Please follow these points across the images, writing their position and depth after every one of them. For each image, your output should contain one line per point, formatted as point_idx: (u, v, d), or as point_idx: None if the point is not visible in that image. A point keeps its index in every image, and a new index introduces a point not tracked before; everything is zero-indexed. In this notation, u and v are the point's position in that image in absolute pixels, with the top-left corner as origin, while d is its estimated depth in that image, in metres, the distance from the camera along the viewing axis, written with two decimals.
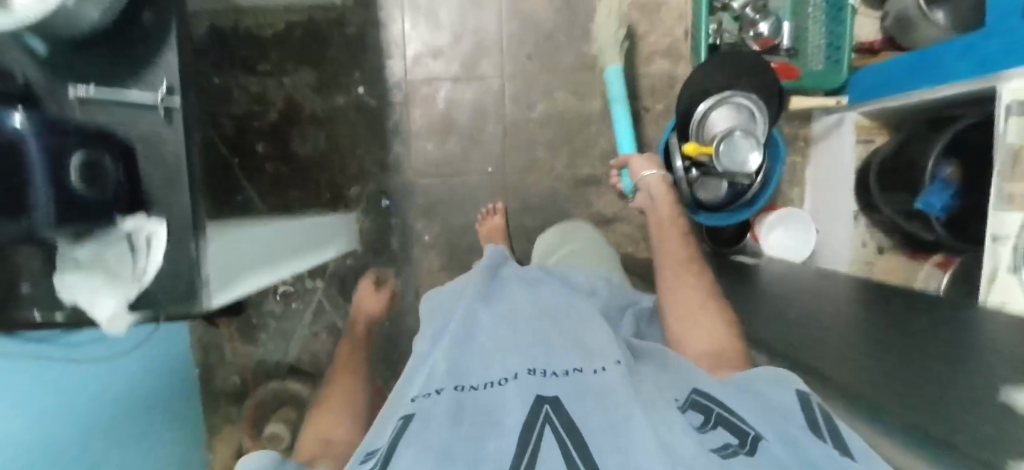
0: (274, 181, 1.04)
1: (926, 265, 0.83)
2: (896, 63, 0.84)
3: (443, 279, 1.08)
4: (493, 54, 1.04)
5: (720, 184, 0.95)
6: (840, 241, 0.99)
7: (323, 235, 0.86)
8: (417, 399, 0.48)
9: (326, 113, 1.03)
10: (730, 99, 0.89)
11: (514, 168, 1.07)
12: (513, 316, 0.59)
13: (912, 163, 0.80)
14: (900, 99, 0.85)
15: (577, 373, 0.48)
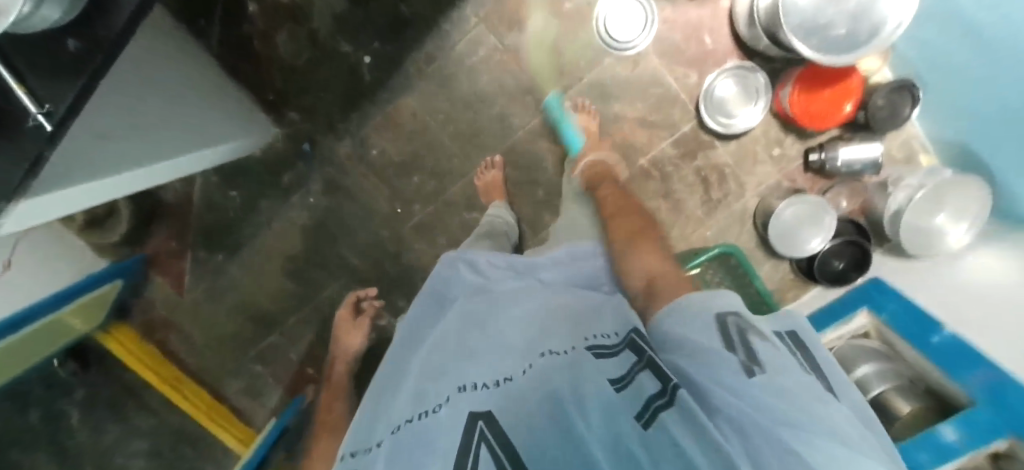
0: (237, 42, 0.98)
1: None
2: None
3: (293, 235, 1.11)
4: (486, 145, 1.01)
5: None
6: None
7: (204, 155, 0.83)
8: (356, 453, 0.41)
9: (325, 42, 0.97)
10: None
11: (417, 229, 1.08)
12: (449, 323, 0.53)
13: None
14: None
15: (503, 380, 0.39)
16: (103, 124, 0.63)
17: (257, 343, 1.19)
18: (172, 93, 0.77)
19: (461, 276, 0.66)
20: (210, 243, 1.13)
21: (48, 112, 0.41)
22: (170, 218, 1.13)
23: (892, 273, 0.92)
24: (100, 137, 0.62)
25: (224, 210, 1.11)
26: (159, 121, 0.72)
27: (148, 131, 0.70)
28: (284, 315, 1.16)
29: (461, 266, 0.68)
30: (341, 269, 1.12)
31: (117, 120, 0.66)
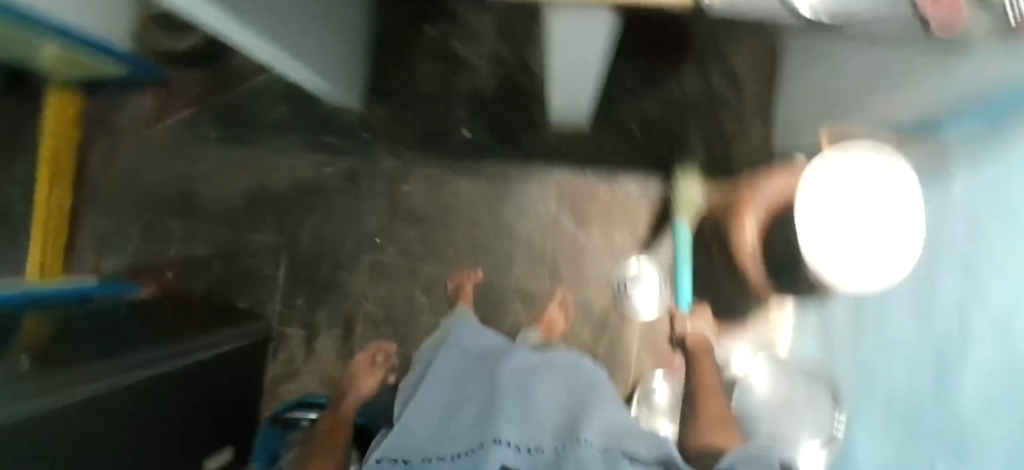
0: (398, 36, 1.09)
1: None
2: None
3: (287, 177, 1.13)
4: (477, 262, 1.09)
5: None
6: None
7: (295, 68, 0.86)
8: (384, 460, 0.57)
9: (451, 96, 1.07)
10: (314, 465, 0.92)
11: (371, 262, 1.11)
12: (470, 377, 0.66)
13: None
14: None
15: (534, 451, 0.53)
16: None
17: (168, 212, 1.16)
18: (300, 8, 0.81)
19: (477, 332, 0.77)
20: (224, 119, 1.14)
21: None
22: (208, 72, 1.12)
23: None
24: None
25: (260, 110, 1.13)
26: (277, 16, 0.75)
27: (275, 20, 0.74)
28: (208, 216, 1.14)
29: (470, 328, 0.79)
30: (292, 234, 1.13)
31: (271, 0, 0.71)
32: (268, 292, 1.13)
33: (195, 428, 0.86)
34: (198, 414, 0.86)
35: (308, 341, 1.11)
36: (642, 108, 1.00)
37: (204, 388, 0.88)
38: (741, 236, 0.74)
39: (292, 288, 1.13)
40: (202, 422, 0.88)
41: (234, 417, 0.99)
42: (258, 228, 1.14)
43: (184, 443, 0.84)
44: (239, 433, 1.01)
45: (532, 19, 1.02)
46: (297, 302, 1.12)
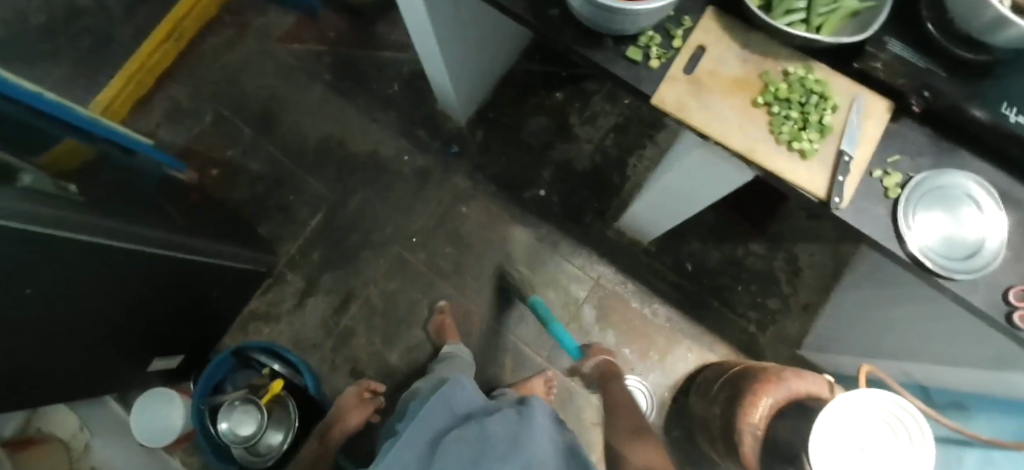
0: (529, 84, 1.16)
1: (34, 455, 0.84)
2: None
3: (366, 143, 1.15)
4: (490, 307, 1.09)
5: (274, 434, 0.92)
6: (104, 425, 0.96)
7: (435, 57, 0.92)
8: None
9: (547, 155, 1.12)
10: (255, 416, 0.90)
11: (396, 256, 1.11)
12: (461, 439, 0.60)
13: None
14: None
15: None
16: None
17: (242, 116, 1.17)
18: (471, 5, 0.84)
19: (466, 395, 0.70)
20: (342, 68, 1.19)
21: None
22: (355, 29, 1.21)
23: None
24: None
25: (377, 79, 1.18)
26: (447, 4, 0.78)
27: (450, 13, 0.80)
28: (276, 139, 1.16)
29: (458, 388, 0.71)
30: (342, 194, 1.14)
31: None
32: (291, 233, 1.12)
33: (153, 324, 0.84)
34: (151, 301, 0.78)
35: (302, 295, 1.10)
36: (703, 253, 1.05)
37: (177, 292, 0.86)
38: (750, 409, 0.75)
39: (313, 241, 1.12)
40: (161, 323, 0.86)
41: (194, 332, 0.97)
42: (313, 173, 1.15)
43: (138, 332, 0.82)
44: (194, 347, 1.00)
45: (645, 134, 1.12)
46: (311, 256, 1.11)
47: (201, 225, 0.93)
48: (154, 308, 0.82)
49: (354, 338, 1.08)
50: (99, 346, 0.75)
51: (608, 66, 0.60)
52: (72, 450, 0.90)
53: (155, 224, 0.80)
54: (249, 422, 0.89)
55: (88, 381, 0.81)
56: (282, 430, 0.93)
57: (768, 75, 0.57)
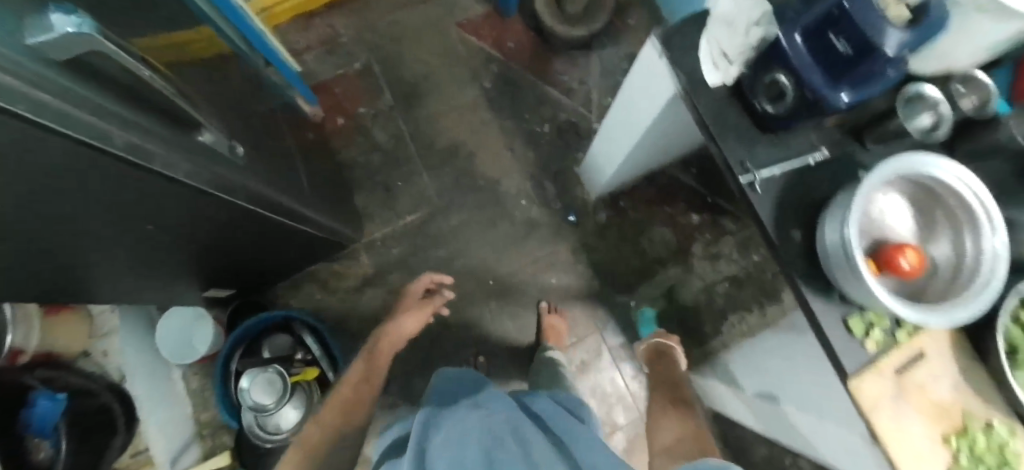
0: (675, 192, 1.10)
1: (69, 328, 0.86)
2: None
3: (493, 167, 1.10)
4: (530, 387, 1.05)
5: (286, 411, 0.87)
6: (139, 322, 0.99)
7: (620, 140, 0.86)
8: None
9: (657, 271, 1.07)
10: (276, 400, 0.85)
11: (469, 291, 1.07)
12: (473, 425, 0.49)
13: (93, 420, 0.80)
14: None
15: None
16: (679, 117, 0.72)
17: (388, 81, 1.11)
18: (681, 124, 0.80)
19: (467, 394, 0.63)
20: (506, 82, 1.12)
21: None
22: (538, 51, 1.12)
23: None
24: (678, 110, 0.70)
25: (535, 111, 1.11)
26: (670, 117, 0.74)
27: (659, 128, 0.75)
28: (412, 120, 1.10)
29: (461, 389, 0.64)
30: (448, 205, 1.09)
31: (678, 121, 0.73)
32: (382, 217, 1.08)
33: (222, 257, 0.82)
34: (234, 231, 0.74)
35: (365, 281, 1.06)
36: (752, 442, 1.03)
37: (263, 241, 0.84)
38: None
39: (399, 235, 1.08)
40: (232, 259, 0.84)
41: (254, 272, 0.94)
42: (429, 171, 1.09)
43: (213, 258, 0.81)
44: (248, 285, 0.98)
45: (757, 297, 1.07)
46: (390, 249, 1.08)
47: (312, 184, 0.89)
48: (236, 247, 0.80)
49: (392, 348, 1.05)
50: (175, 258, 0.75)
51: (823, 322, 0.55)
52: (94, 331, 0.89)
53: (285, 183, 0.78)
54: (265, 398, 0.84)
55: (142, 286, 0.79)
56: (298, 409, 0.88)
57: (973, 419, 0.54)
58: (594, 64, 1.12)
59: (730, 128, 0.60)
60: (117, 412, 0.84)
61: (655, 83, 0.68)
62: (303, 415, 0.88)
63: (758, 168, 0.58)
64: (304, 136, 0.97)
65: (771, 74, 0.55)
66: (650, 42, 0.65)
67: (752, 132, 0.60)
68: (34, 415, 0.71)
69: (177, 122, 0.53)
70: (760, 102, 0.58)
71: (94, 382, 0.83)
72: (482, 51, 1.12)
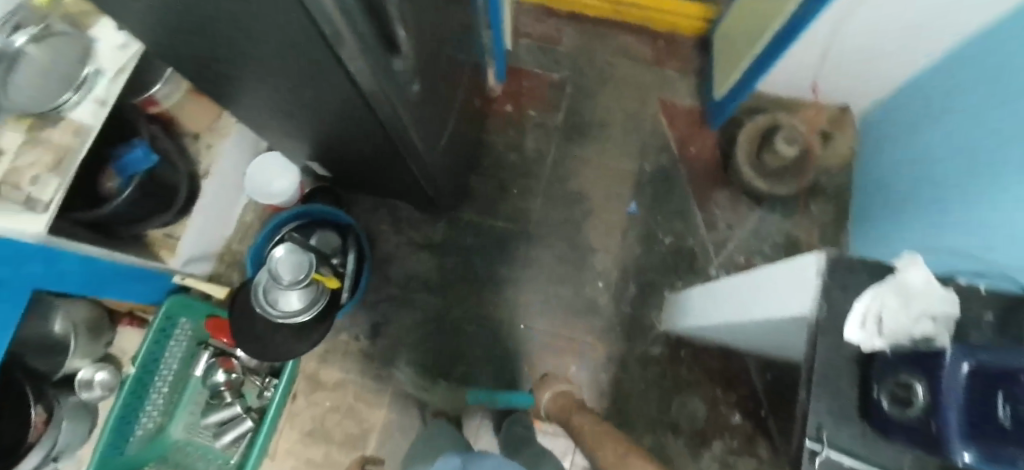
0: (737, 381, 1.01)
1: (204, 109, 0.99)
2: (59, 280, 0.80)
3: (598, 236, 1.07)
4: (482, 437, 1.02)
5: (292, 296, 0.92)
6: (251, 144, 1.09)
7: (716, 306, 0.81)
8: None
9: (666, 434, 0.99)
10: (293, 282, 0.90)
11: (500, 318, 1.06)
12: None
13: (162, 190, 0.91)
14: (118, 255, 0.87)
15: None
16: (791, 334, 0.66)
17: (570, 104, 1.12)
18: (787, 339, 0.72)
19: None
20: (664, 177, 1.09)
21: None
22: (712, 172, 1.08)
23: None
24: (793, 330, 0.64)
25: (669, 219, 1.07)
26: (781, 328, 0.66)
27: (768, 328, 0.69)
28: (564, 149, 1.11)
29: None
30: (538, 237, 1.08)
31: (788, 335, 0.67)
32: (480, 206, 1.10)
33: (340, 145, 0.88)
34: (366, 135, 0.78)
35: (428, 243, 1.09)
36: None
37: (379, 157, 0.88)
38: None
39: (481, 230, 1.09)
40: (347, 152, 0.90)
41: (353, 172, 1.01)
42: (544, 200, 1.10)
43: (334, 141, 0.87)
44: (342, 178, 1.05)
45: None
46: (466, 235, 1.09)
47: (448, 143, 0.93)
48: (357, 146, 0.86)
49: (406, 312, 1.07)
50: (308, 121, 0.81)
51: None
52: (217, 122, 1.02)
53: (429, 132, 0.81)
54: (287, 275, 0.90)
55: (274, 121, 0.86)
56: (304, 303, 0.92)
57: None
58: (752, 218, 1.06)
59: (836, 390, 0.53)
60: (181, 193, 0.96)
61: (792, 290, 0.60)
62: (302, 309, 0.92)
63: (831, 445, 0.51)
64: (473, 100, 1.01)
65: (909, 376, 0.46)
66: (814, 255, 0.57)
67: (851, 410, 0.52)
68: (125, 158, 0.85)
69: (385, 30, 0.55)
70: (880, 391, 0.50)
71: (183, 166, 0.95)
72: (664, 137, 1.10)
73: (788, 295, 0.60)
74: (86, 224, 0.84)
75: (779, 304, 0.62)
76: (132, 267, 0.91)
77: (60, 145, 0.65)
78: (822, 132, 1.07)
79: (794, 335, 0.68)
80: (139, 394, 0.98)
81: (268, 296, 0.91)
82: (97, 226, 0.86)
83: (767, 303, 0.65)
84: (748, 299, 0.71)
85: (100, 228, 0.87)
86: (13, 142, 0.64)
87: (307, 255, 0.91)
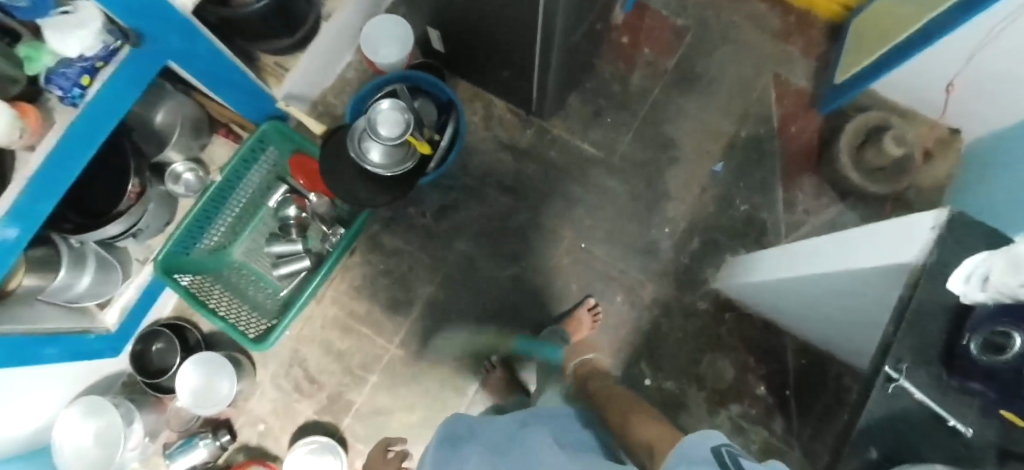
0: (771, 355, 1.04)
1: None
2: (187, 67, 0.84)
3: (678, 186, 1.09)
4: (516, 339, 1.06)
5: (382, 150, 0.93)
6: (372, 4, 1.11)
7: (788, 263, 0.83)
8: None
9: (689, 385, 1.03)
10: (389, 137, 0.92)
11: (562, 235, 1.09)
12: None
13: (293, 13, 0.93)
14: (236, 60, 0.91)
15: None
16: (867, 292, 0.68)
17: (686, 54, 1.12)
18: (864, 307, 0.72)
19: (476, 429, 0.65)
20: (756, 148, 1.09)
21: (888, 376, 0.51)
22: (804, 156, 1.09)
23: (104, 364, 0.99)
24: (872, 286, 0.66)
25: (750, 188, 1.08)
26: (864, 285, 0.67)
27: (844, 285, 0.71)
28: (668, 94, 1.11)
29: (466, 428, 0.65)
30: (618, 171, 1.10)
31: (865, 295, 0.69)
32: (572, 124, 1.12)
33: (472, 19, 0.89)
34: (508, 9, 0.79)
35: (512, 146, 1.11)
36: None
37: (503, 39, 0.89)
38: None
39: (567, 149, 1.11)
40: (474, 28, 0.92)
41: (467, 54, 1.02)
42: (635, 137, 1.11)
43: (468, 12, 0.88)
44: (453, 58, 1.07)
45: None
46: (550, 148, 1.11)
47: (571, 50, 0.93)
48: (487, 21, 0.87)
49: (474, 205, 1.10)
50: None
51: None
52: None
53: (569, 26, 0.83)
54: (386, 129, 0.92)
55: None
56: (392, 159, 0.95)
57: None
58: (832, 210, 1.06)
59: None
60: (305, 26, 0.98)
61: (894, 244, 0.59)
62: (389, 165, 0.94)
63: (907, 374, 0.50)
64: (602, 18, 1.01)
65: (1009, 325, 0.45)
66: (934, 212, 0.54)
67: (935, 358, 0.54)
68: None
69: None
70: (971, 338, 0.47)
71: (315, 5, 0.98)
72: (768, 110, 1.10)
73: (881, 248, 0.61)
74: (217, 24, 0.87)
75: (869, 257, 0.63)
76: (244, 79, 0.95)
77: None
78: (927, 149, 1.06)
79: (876, 299, 0.68)
80: (214, 201, 1.02)
81: (360, 141, 0.94)
82: (225, 28, 0.89)
83: (853, 257, 0.66)
84: (831, 254, 0.72)
85: (225, 31, 0.90)
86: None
87: (408, 117, 0.93)
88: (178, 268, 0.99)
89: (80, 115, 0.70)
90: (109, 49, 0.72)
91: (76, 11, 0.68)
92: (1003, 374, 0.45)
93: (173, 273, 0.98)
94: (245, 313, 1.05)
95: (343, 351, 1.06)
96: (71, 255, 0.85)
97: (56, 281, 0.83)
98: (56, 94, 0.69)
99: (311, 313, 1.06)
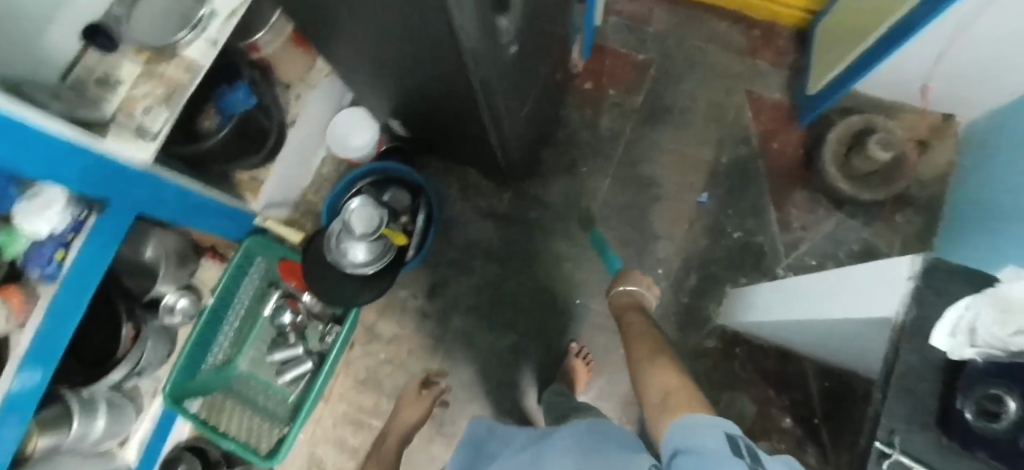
0: (791, 384, 0.99)
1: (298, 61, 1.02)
2: (158, 211, 0.85)
3: (665, 223, 1.06)
4: (526, 406, 1.05)
5: (359, 248, 0.93)
6: (333, 98, 1.12)
7: (781, 306, 0.79)
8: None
9: None
10: (363, 234, 0.93)
11: (556, 294, 1.07)
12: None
13: (256, 135, 0.95)
14: (210, 190, 0.92)
15: None
16: (860, 338, 0.64)
17: (652, 88, 1.09)
18: (862, 348, 0.68)
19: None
20: (740, 170, 1.05)
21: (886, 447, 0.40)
22: (791, 171, 1.04)
23: None
24: (863, 334, 0.62)
25: (740, 213, 1.04)
26: (855, 332, 0.63)
27: (836, 329, 0.68)
28: (640, 130, 1.09)
29: None
30: (602, 219, 1.08)
31: (858, 339, 0.66)
32: (548, 180, 1.10)
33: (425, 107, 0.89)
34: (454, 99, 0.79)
35: (490, 211, 1.11)
36: None
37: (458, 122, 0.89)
38: None
39: (547, 205, 1.09)
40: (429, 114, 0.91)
41: (430, 134, 1.02)
42: (613, 181, 1.08)
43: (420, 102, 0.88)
44: (417, 138, 1.07)
45: None
46: (530, 207, 1.10)
47: (530, 116, 0.92)
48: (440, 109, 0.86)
49: (463, 278, 1.09)
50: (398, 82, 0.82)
51: None
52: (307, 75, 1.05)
53: (518, 101, 0.82)
54: (359, 227, 0.93)
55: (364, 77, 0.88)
56: (371, 256, 0.94)
57: None
58: (830, 222, 1.02)
59: None
60: (270, 141, 0.98)
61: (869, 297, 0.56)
62: (368, 262, 0.94)
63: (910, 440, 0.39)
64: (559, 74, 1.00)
65: (1000, 387, 0.34)
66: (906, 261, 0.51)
67: None
68: (229, 98, 0.89)
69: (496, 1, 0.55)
70: (962, 402, 0.36)
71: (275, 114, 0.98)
72: (746, 129, 1.06)
73: (859, 299, 0.58)
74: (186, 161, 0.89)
75: (849, 307, 0.60)
76: (220, 204, 0.96)
77: (173, 79, 0.64)
78: (921, 141, 1.01)
79: (871, 344, 0.64)
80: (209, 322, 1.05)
81: (336, 243, 0.94)
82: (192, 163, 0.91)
83: (836, 305, 0.63)
84: (817, 298, 0.68)
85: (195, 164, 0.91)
86: (132, 74, 0.64)
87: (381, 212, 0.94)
88: (186, 394, 1.02)
89: (59, 289, 0.70)
90: (76, 221, 0.73)
91: (43, 191, 0.71)
92: (1004, 446, 0.33)
93: (181, 401, 1.01)
94: (256, 424, 1.08)
95: (358, 446, 1.06)
96: (81, 406, 0.86)
97: (70, 434, 0.84)
98: (34, 273, 0.69)
99: (321, 413, 1.07)
